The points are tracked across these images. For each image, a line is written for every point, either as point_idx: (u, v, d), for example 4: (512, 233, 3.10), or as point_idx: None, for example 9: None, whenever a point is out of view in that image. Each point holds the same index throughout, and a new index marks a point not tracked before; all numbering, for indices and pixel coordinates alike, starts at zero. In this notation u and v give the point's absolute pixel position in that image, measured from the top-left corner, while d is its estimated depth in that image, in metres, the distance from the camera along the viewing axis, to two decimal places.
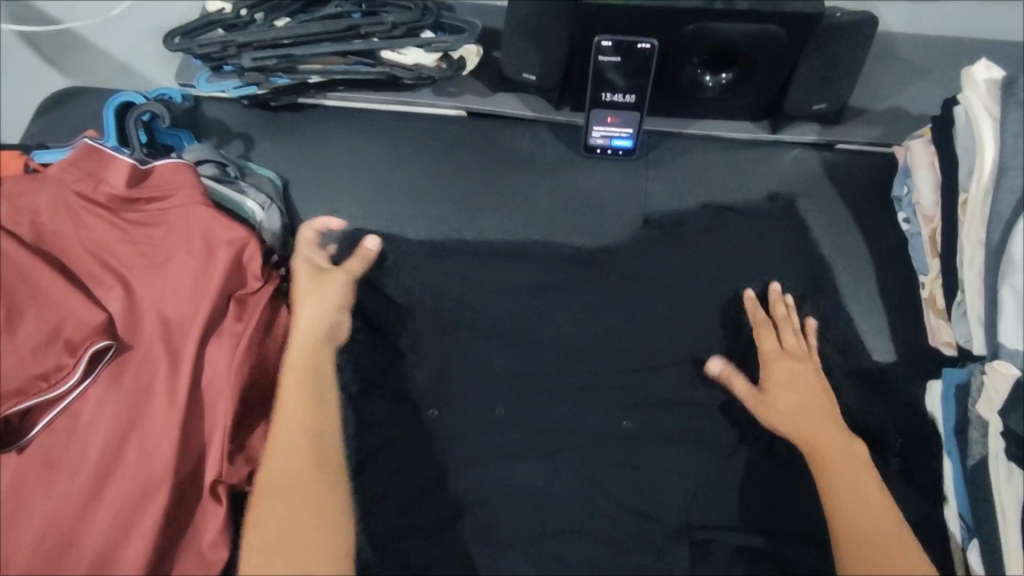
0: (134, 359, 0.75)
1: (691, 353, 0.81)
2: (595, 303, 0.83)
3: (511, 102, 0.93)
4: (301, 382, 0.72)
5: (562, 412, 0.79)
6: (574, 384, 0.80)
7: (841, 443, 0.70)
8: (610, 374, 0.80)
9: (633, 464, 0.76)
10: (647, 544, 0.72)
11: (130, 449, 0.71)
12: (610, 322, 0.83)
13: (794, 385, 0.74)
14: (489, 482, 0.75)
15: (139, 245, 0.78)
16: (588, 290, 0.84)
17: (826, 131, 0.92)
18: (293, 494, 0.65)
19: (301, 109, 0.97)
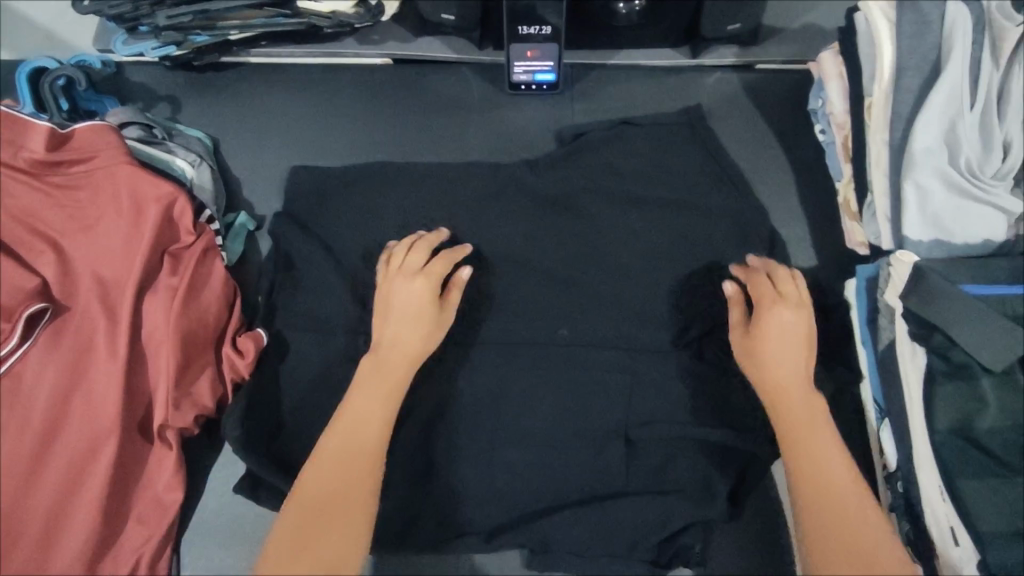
0: (71, 321, 0.76)
1: (624, 273, 0.83)
2: (527, 235, 0.85)
3: (434, 45, 0.94)
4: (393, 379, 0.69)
5: (500, 341, 0.81)
6: (511, 312, 0.82)
7: (811, 427, 0.65)
8: (545, 299, 0.82)
9: (573, 382, 0.79)
10: (589, 457, 0.76)
11: (76, 406, 0.73)
12: (544, 252, 0.84)
13: (785, 335, 0.69)
14: (431, 403, 0.78)
15: (67, 208, 0.78)
16: (520, 223, 0.86)
17: (744, 53, 0.94)
18: (340, 478, 0.62)
19: (225, 68, 0.96)
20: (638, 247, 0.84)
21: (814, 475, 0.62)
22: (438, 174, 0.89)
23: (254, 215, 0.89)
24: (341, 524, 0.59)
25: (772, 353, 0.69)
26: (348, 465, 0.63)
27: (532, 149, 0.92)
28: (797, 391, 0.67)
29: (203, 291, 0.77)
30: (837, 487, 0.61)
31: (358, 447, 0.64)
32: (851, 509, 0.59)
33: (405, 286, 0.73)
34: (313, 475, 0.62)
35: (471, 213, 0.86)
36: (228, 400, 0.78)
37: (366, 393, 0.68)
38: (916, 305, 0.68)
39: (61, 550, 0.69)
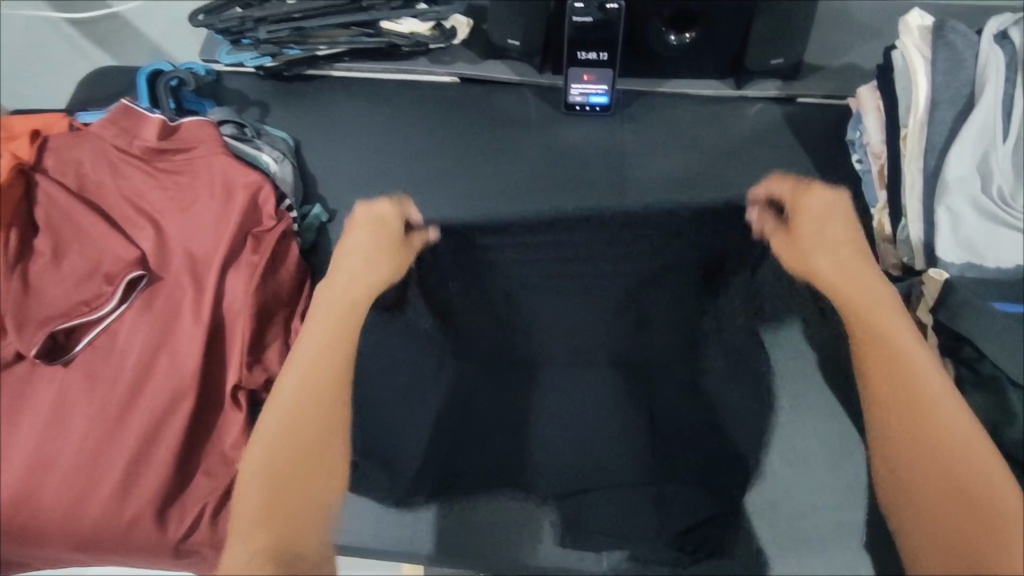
0: (163, 288, 0.85)
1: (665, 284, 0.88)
2: (572, 242, 0.91)
3: (499, 68, 1.03)
4: (329, 339, 0.75)
5: (541, 336, 0.85)
6: (559, 312, 0.87)
7: (897, 362, 0.72)
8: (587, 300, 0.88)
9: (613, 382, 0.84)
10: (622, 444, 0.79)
11: (161, 363, 0.81)
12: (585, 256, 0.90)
13: (822, 233, 0.87)
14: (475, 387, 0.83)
15: (168, 190, 0.88)
16: (562, 229, 0.92)
17: (786, 86, 1.00)
18: (286, 436, 0.67)
19: (309, 80, 1.06)
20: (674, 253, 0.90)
21: (916, 428, 0.68)
22: (488, 185, 0.96)
23: (327, 207, 0.96)
24: (291, 507, 0.63)
25: (824, 247, 0.85)
26: (297, 415, 0.69)
27: (580, 163, 0.97)
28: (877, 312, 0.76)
29: (280, 270, 0.86)
30: (945, 425, 0.67)
31: (299, 403, 0.69)
32: (964, 458, 0.64)
33: (362, 216, 0.91)
34: (252, 454, 0.67)
35: (521, 221, 0.93)
36: None
37: (295, 361, 0.72)
38: (947, 317, 0.73)
39: (137, 491, 0.76)
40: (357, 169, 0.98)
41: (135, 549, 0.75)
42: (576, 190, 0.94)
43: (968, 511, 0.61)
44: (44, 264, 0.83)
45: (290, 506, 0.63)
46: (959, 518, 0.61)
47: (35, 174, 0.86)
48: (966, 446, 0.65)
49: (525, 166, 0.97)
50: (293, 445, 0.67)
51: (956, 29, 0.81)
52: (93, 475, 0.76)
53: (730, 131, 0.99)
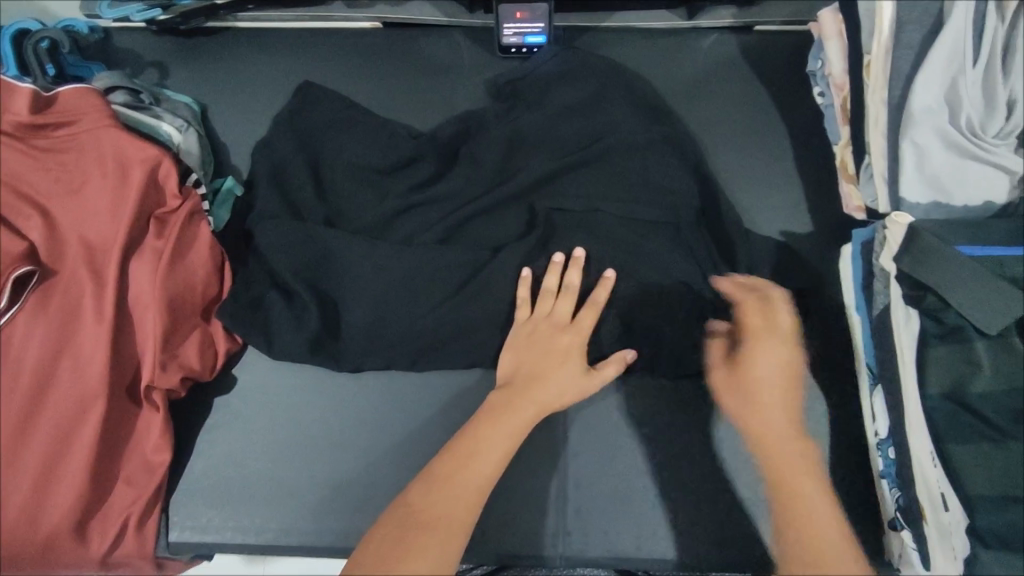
0: (59, 284, 0.76)
1: (619, 255, 0.75)
2: (510, 221, 0.78)
3: (425, 9, 0.92)
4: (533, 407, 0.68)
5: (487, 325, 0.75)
6: (490, 301, 0.75)
7: (767, 386, 0.64)
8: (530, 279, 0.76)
9: None
10: (583, 436, 0.75)
11: (63, 367, 0.73)
12: (527, 228, 0.78)
13: (769, 372, 0.64)
14: (396, 382, 0.79)
15: (52, 171, 0.77)
16: (487, 199, 0.78)
17: (743, 14, 0.92)
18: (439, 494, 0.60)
19: (212, 34, 0.95)
20: (623, 216, 0.76)
21: (783, 467, 0.59)
22: (411, 168, 0.82)
23: (242, 180, 0.87)
24: (431, 541, 0.57)
25: (748, 370, 0.65)
26: (452, 477, 0.62)
27: (518, 115, 0.82)
28: (774, 399, 0.63)
29: (189, 255, 0.77)
30: (806, 465, 0.59)
31: (462, 454, 0.64)
32: (793, 485, 0.57)
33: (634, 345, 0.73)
34: (420, 491, 0.61)
35: (451, 212, 0.79)
36: (218, 364, 0.78)
37: (502, 418, 0.66)
38: (912, 267, 0.66)
39: (48, 512, 0.69)
40: (275, 159, 0.82)
41: (58, 565, 0.70)
42: (517, 162, 0.81)
43: (805, 520, 0.55)
44: None
45: (438, 526, 0.58)
46: (821, 551, 0.52)
47: None
48: (820, 485, 0.58)
49: (460, 120, 0.86)
50: (449, 482, 0.61)
51: None
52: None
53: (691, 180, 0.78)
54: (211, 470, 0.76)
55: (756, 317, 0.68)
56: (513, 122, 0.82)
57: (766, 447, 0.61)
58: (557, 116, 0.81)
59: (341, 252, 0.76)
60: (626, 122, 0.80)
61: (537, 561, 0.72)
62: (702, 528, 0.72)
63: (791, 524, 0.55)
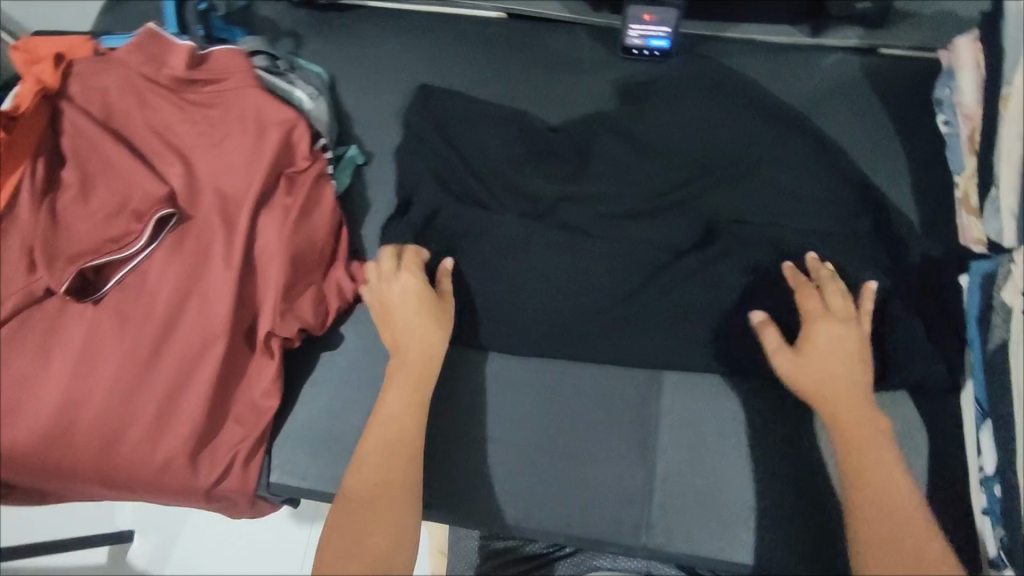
0: (193, 228, 0.81)
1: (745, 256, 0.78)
2: (674, 229, 0.79)
3: (551, 4, 0.96)
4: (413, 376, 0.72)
5: (598, 313, 0.78)
6: (593, 288, 0.78)
7: (837, 375, 0.68)
8: (637, 276, 0.78)
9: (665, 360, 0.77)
10: (676, 434, 0.76)
11: (191, 305, 0.78)
12: (700, 239, 0.79)
13: (835, 352, 0.69)
14: (494, 359, 0.80)
15: (198, 124, 0.83)
16: (628, 193, 0.82)
17: (869, 36, 0.92)
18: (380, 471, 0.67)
19: (346, 10, 1.00)
20: (759, 225, 0.80)
21: (857, 448, 0.66)
22: (538, 158, 0.85)
23: (364, 150, 0.91)
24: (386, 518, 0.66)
25: (828, 351, 0.69)
26: (388, 452, 0.68)
27: (648, 114, 0.85)
28: (842, 390, 0.68)
29: (313, 215, 0.81)
30: (884, 455, 0.66)
31: (392, 437, 0.69)
32: (885, 483, 0.64)
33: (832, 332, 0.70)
34: (365, 466, 0.68)
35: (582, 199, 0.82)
36: (329, 320, 0.81)
37: (390, 394, 0.71)
38: None
39: (166, 437, 0.74)
40: (408, 134, 0.86)
41: (167, 491, 0.74)
42: (643, 160, 0.83)
43: (897, 517, 0.62)
44: (71, 198, 0.78)
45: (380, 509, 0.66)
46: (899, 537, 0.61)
47: (62, 101, 0.81)
48: (903, 476, 0.65)
49: (587, 117, 0.88)
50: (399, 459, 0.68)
51: None
52: (121, 418, 0.74)
53: (818, 188, 0.81)
54: (311, 421, 0.80)
55: (839, 302, 0.71)
56: (640, 123, 0.85)
57: (846, 439, 0.67)
58: (686, 120, 0.84)
59: (462, 232, 0.80)
60: (754, 132, 0.83)
61: (617, 549, 0.73)
62: (787, 541, 0.71)
63: (882, 509, 0.63)
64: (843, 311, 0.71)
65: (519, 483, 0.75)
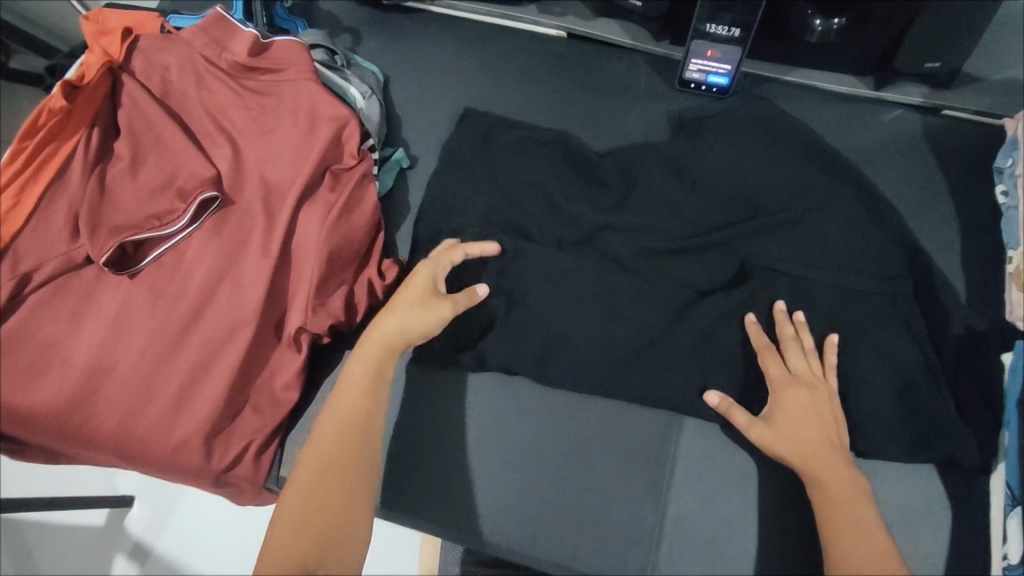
0: (234, 213, 0.82)
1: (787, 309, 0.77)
2: (714, 270, 0.80)
3: (613, 28, 0.95)
4: (375, 361, 0.70)
5: (625, 348, 0.77)
6: (626, 322, 0.77)
7: (812, 440, 0.67)
8: (670, 315, 0.77)
9: (691, 402, 0.75)
10: (692, 481, 0.74)
11: (223, 290, 0.78)
12: (733, 279, 0.80)
13: (799, 415, 0.68)
14: (516, 380, 0.80)
15: (251, 111, 0.84)
16: (676, 225, 0.81)
17: (933, 95, 0.90)
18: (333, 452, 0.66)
19: (409, 13, 1.00)
20: (800, 276, 0.78)
21: (833, 501, 0.64)
22: (584, 182, 0.85)
23: (409, 154, 0.91)
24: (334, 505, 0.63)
25: (799, 413, 0.68)
26: (345, 432, 0.67)
27: (702, 149, 0.84)
28: (817, 449, 0.66)
29: (354, 213, 0.81)
30: (861, 512, 0.63)
31: (353, 420, 0.67)
32: (853, 540, 0.62)
33: (806, 396, 0.69)
34: (318, 444, 0.66)
35: (621, 228, 0.81)
36: (358, 318, 0.81)
37: (349, 380, 0.69)
38: None
39: (183, 418, 0.74)
40: (457, 147, 0.87)
41: (177, 472, 0.74)
42: (689, 196, 0.83)
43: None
44: (121, 169, 0.79)
45: (326, 495, 0.64)
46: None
47: (123, 74, 0.82)
48: (883, 536, 0.62)
49: (641, 147, 0.87)
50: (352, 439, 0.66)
51: None
52: (142, 393, 0.75)
53: (866, 246, 0.79)
54: None
55: (801, 364, 0.71)
56: (691, 159, 0.84)
57: (820, 496, 0.65)
58: (739, 161, 0.83)
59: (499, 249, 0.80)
60: (806, 179, 0.82)
61: None
62: None
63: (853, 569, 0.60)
64: (807, 373, 0.71)
65: (524, 507, 0.75)
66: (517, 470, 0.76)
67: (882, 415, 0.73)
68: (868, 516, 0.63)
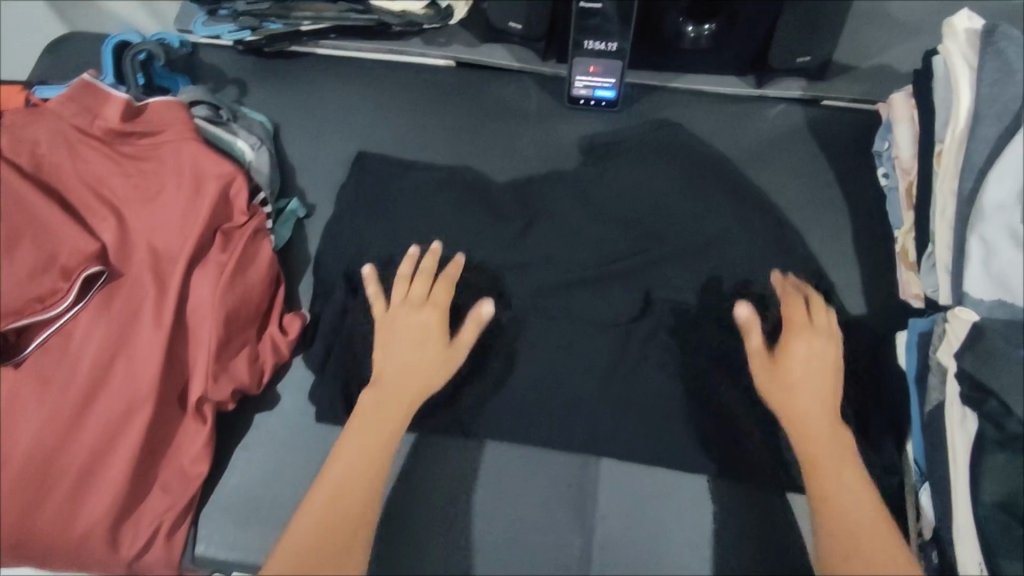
0: (123, 286, 0.79)
1: (692, 321, 0.79)
2: (622, 296, 0.81)
3: (498, 52, 0.95)
4: (390, 411, 0.70)
5: (540, 375, 0.78)
6: (544, 349, 0.79)
7: (818, 396, 0.69)
8: (583, 342, 0.79)
9: (609, 421, 0.76)
10: (619, 500, 0.75)
11: (117, 368, 0.75)
12: (639, 311, 0.80)
13: (809, 376, 0.70)
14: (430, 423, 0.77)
15: (132, 178, 0.81)
16: (580, 261, 0.82)
17: (812, 87, 0.92)
18: (335, 505, 0.65)
19: (293, 57, 0.98)
20: (702, 307, 0.80)
21: (826, 474, 0.66)
22: (484, 212, 0.85)
23: (305, 202, 0.89)
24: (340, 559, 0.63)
25: (797, 390, 0.69)
26: (349, 488, 0.66)
27: (605, 171, 0.87)
28: (823, 425, 0.68)
29: (249, 271, 0.79)
30: (856, 487, 0.65)
31: (359, 470, 0.67)
32: (840, 512, 0.64)
33: (818, 342, 0.72)
34: (314, 502, 0.65)
35: (524, 259, 0.82)
36: (265, 379, 0.79)
37: (356, 432, 0.69)
38: (973, 364, 0.65)
39: (84, 507, 0.71)
40: (356, 193, 0.87)
41: (86, 564, 0.71)
42: (589, 219, 0.85)
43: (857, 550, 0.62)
44: None
45: (331, 552, 0.63)
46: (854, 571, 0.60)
47: None
48: (873, 507, 0.64)
49: (541, 182, 0.88)
50: (351, 492, 0.66)
51: (1008, 34, 0.72)
52: (37, 489, 0.71)
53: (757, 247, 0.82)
54: (239, 490, 0.76)
55: (821, 318, 0.74)
56: (585, 184, 0.87)
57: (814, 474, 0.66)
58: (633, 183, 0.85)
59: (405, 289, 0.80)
60: (702, 188, 0.85)
61: None
62: None
63: (842, 539, 0.62)
64: (827, 326, 0.73)
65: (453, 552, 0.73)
66: (444, 515, 0.74)
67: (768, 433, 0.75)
68: (861, 489, 0.65)
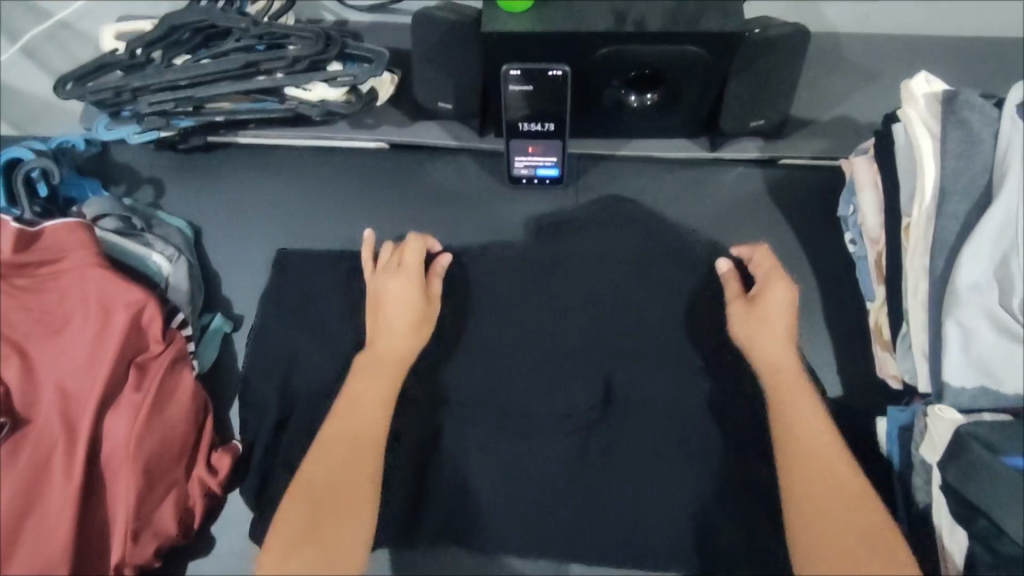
0: (30, 435, 0.71)
1: (655, 422, 0.73)
2: (580, 391, 0.74)
3: (433, 131, 0.87)
4: (376, 391, 0.66)
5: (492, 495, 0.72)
6: (496, 461, 0.72)
7: (786, 336, 0.68)
8: (541, 455, 0.72)
9: (570, 541, 0.71)
10: None
11: (27, 530, 0.68)
12: (600, 404, 0.74)
13: (783, 310, 0.68)
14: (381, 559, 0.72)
15: (34, 311, 0.74)
16: (532, 356, 0.75)
17: (769, 146, 0.85)
18: (336, 472, 0.60)
19: (214, 148, 0.91)
20: (666, 403, 0.74)
21: (801, 452, 0.61)
22: None
23: (233, 314, 0.83)
24: (332, 532, 0.56)
25: (773, 328, 0.68)
26: (348, 454, 0.61)
27: (555, 252, 0.81)
28: (788, 350, 0.67)
29: (168, 407, 0.72)
30: (829, 459, 0.60)
31: (352, 442, 0.62)
32: (820, 485, 0.59)
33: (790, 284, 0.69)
34: (313, 468, 0.60)
35: (474, 365, 0.76)
36: (196, 522, 0.73)
37: (355, 408, 0.64)
38: (955, 479, 0.60)
39: None
40: (282, 300, 0.79)
41: None
42: (536, 316, 0.77)
43: (831, 516, 0.57)
44: None
45: (326, 516, 0.57)
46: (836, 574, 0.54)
47: None
48: (850, 484, 0.59)
49: (489, 258, 0.80)
50: (350, 458, 0.61)
51: (971, 102, 0.67)
52: None
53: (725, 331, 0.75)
54: None
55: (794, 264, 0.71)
56: (530, 275, 0.80)
57: (786, 448, 0.62)
58: (581, 269, 0.79)
59: None
60: (655, 268, 0.79)
61: None
62: None
63: (815, 513, 0.57)
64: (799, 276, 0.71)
65: None
66: None
67: (746, 538, 0.69)
68: (836, 462, 0.60)
